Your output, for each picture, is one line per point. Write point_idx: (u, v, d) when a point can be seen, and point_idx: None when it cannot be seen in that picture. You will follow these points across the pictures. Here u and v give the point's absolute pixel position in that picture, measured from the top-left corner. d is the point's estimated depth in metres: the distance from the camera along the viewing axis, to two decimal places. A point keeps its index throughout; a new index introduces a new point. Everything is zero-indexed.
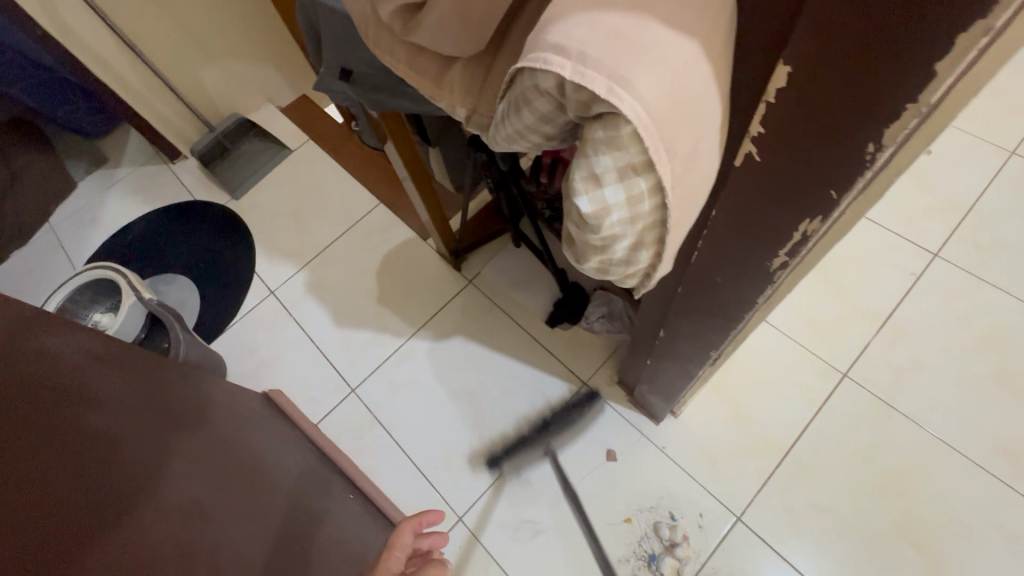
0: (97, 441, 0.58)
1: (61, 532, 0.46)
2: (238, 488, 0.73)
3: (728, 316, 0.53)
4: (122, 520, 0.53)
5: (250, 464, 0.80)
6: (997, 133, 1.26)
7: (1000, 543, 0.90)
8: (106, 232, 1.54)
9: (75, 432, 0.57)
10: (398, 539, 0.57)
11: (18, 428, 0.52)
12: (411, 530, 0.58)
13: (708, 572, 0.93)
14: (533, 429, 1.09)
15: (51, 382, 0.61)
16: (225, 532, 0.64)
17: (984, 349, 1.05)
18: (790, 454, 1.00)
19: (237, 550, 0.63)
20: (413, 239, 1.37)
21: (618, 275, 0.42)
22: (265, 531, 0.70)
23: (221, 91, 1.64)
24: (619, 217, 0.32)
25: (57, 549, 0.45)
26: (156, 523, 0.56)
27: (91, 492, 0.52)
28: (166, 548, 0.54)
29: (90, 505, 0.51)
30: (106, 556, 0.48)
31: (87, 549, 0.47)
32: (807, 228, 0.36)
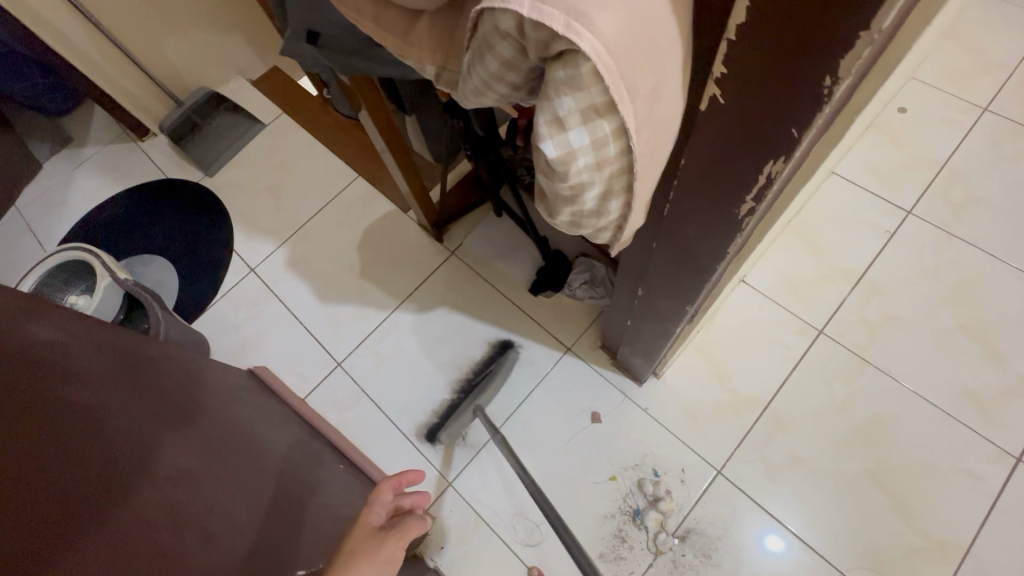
0: (75, 417, 0.57)
1: (66, 508, 0.47)
2: (231, 458, 0.75)
3: (701, 270, 0.54)
4: (123, 493, 0.54)
5: (236, 438, 0.81)
6: (968, 90, 1.28)
7: (966, 484, 0.94)
8: (76, 214, 1.50)
9: (66, 409, 0.57)
10: (377, 497, 0.56)
11: (9, 406, 0.51)
12: (391, 488, 0.57)
13: (690, 523, 0.97)
14: (462, 393, 1.13)
15: (35, 360, 0.61)
16: (220, 500, 0.67)
17: (954, 302, 1.08)
18: (767, 409, 1.03)
19: (230, 518, 0.65)
20: (393, 212, 1.36)
21: (590, 228, 0.43)
22: (258, 498, 0.73)
23: (188, 63, 1.59)
24: (585, 162, 0.33)
25: (65, 524, 0.46)
26: (153, 495, 0.57)
27: (90, 466, 0.53)
28: (164, 520, 0.56)
29: (74, 479, 0.50)
30: (109, 529, 0.49)
31: (91, 523, 0.48)
32: (772, 170, 0.36)
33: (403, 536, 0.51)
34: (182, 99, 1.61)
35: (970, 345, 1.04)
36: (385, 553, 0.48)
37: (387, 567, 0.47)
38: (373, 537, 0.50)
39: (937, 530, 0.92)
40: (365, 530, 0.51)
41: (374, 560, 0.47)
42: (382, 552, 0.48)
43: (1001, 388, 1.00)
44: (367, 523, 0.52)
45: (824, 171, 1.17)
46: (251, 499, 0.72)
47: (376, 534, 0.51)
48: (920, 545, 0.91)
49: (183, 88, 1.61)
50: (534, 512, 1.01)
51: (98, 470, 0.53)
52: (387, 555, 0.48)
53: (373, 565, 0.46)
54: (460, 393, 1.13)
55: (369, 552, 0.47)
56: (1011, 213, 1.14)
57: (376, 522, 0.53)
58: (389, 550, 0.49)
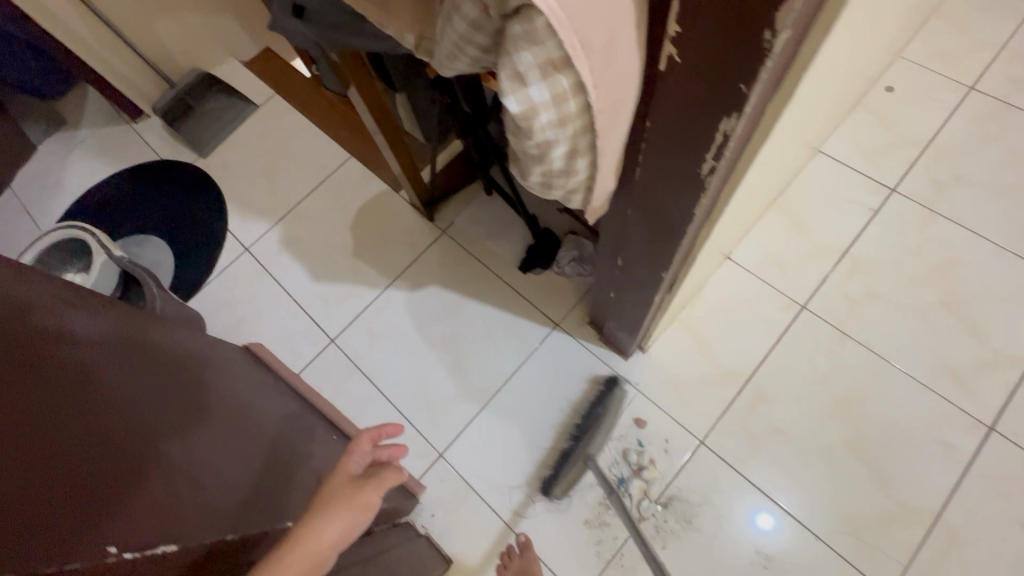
0: (80, 372, 0.59)
1: (94, 464, 0.50)
2: (230, 425, 0.78)
3: (673, 234, 0.55)
4: (141, 453, 0.57)
5: (228, 405, 0.83)
6: (955, 69, 1.28)
7: (940, 452, 0.97)
8: (72, 195, 1.51)
9: (83, 372, 0.59)
10: (356, 446, 0.59)
11: (35, 365, 0.53)
12: (371, 439, 0.59)
13: (673, 491, 1.00)
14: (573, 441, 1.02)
15: (48, 324, 0.62)
16: (223, 462, 0.70)
17: (934, 278, 1.10)
18: (750, 381, 1.06)
19: (229, 478, 0.69)
20: (385, 192, 1.37)
21: (560, 188, 0.45)
22: (253, 462, 0.76)
23: (179, 44, 1.59)
24: (548, 118, 0.35)
25: (93, 479, 0.49)
26: (166, 456, 0.60)
27: (109, 428, 0.55)
28: (176, 480, 0.59)
29: (98, 439, 0.53)
30: (130, 486, 0.52)
31: (114, 480, 0.51)
32: (727, 127, 0.38)
33: (380, 483, 0.55)
34: (174, 80, 1.61)
35: (949, 320, 1.06)
36: (363, 498, 0.53)
37: (363, 512, 0.52)
38: (351, 485, 0.55)
39: (909, 496, 0.95)
40: (343, 478, 0.55)
41: (353, 503, 0.52)
42: (360, 497, 0.53)
43: (978, 360, 1.02)
44: (345, 472, 0.56)
45: (809, 149, 1.18)
46: (244, 458, 0.75)
47: (353, 483, 0.55)
48: (893, 511, 0.94)
49: (175, 69, 1.61)
50: (529, 483, 1.04)
51: (105, 421, 0.55)
52: (364, 501, 0.53)
53: (348, 509, 0.51)
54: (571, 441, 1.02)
55: (346, 498, 0.52)
56: (993, 191, 1.16)
57: (354, 471, 0.57)
58: (366, 495, 0.53)
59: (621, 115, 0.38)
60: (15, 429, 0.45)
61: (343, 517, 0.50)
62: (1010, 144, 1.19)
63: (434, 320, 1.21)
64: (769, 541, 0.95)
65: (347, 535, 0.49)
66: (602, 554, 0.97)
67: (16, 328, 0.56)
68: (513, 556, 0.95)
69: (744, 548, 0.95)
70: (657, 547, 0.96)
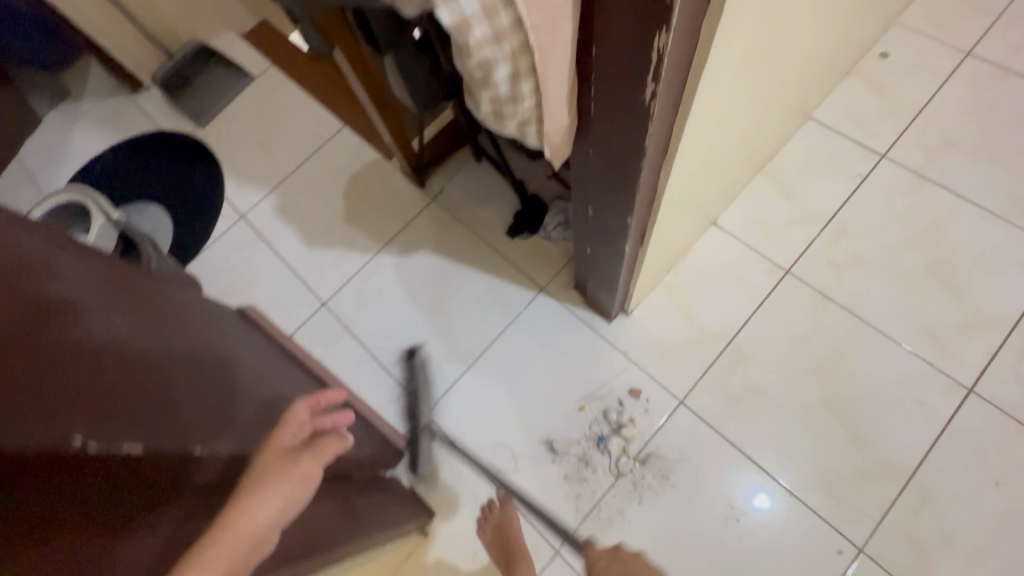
0: (82, 309, 0.61)
1: (97, 386, 0.52)
2: (227, 372, 0.80)
3: (630, 174, 0.57)
4: (142, 381, 0.59)
5: (225, 357, 0.85)
6: (952, 34, 1.26)
7: (916, 412, 0.98)
8: (75, 165, 1.55)
9: (84, 308, 0.61)
10: (292, 417, 0.59)
11: (37, 296, 0.56)
12: (307, 408, 0.60)
13: (651, 449, 1.02)
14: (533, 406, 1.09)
15: (49, 266, 0.65)
16: (224, 401, 0.72)
17: (919, 242, 1.10)
18: (730, 343, 1.07)
19: (230, 413, 0.71)
20: (377, 160, 1.39)
21: (512, 117, 0.47)
22: (251, 405, 0.78)
23: (177, 15, 1.60)
24: (483, 34, 0.37)
25: (97, 398, 0.51)
26: (168, 388, 0.63)
27: (111, 356, 0.58)
28: (180, 407, 0.62)
29: (101, 365, 0.55)
30: (136, 406, 0.55)
31: (119, 400, 0.53)
32: (660, 45, 0.40)
33: (318, 453, 0.56)
34: (173, 52, 1.63)
35: (933, 284, 1.06)
36: (300, 471, 0.54)
37: (302, 485, 0.53)
38: (286, 458, 0.55)
39: (883, 453, 0.96)
40: (276, 452, 0.55)
41: (289, 478, 0.53)
42: (297, 472, 0.54)
43: (959, 324, 1.02)
44: (277, 446, 0.56)
45: (799, 114, 1.17)
46: (247, 402, 0.77)
47: (287, 457, 0.55)
48: (867, 468, 0.95)
49: (174, 40, 1.63)
50: (513, 443, 1.07)
51: (104, 352, 0.57)
52: (302, 473, 0.54)
53: (285, 483, 0.52)
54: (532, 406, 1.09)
55: (281, 472, 0.53)
56: (985, 156, 1.15)
57: (289, 443, 0.57)
58: (303, 469, 0.54)
59: (559, 31, 0.40)
60: (16, 348, 0.46)
61: (281, 492, 0.51)
62: (1004, 110, 1.18)
63: (423, 285, 1.24)
64: (743, 498, 0.96)
65: (286, 511, 0.50)
66: (580, 509, 1.00)
67: (18, 264, 0.58)
68: (494, 509, 0.96)
69: (719, 503, 0.97)
70: (634, 501, 0.99)
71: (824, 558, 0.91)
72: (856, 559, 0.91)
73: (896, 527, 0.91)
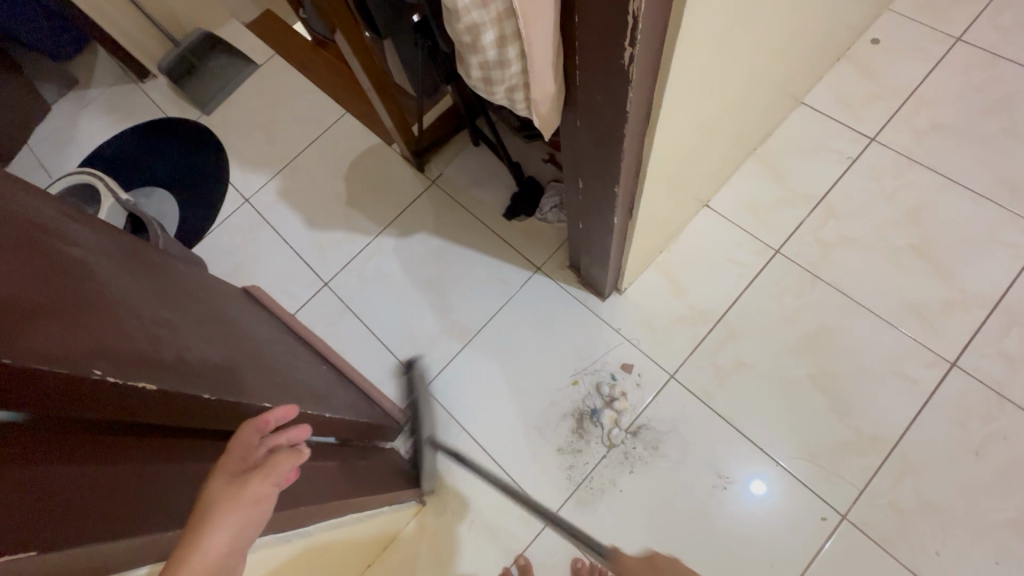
0: (93, 273, 0.63)
1: (122, 330, 0.55)
2: (233, 339, 0.82)
3: (614, 140, 0.60)
4: (160, 334, 0.62)
5: (231, 327, 0.87)
6: (942, 20, 1.29)
7: (900, 384, 1.00)
8: (85, 150, 1.59)
9: (94, 272, 0.63)
10: (239, 440, 0.52)
11: (52, 256, 0.58)
12: (256, 428, 0.53)
13: (642, 421, 1.05)
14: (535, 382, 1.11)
15: (59, 235, 0.67)
16: (237, 359, 0.75)
17: (905, 222, 1.12)
18: (721, 320, 1.10)
19: (246, 369, 0.74)
20: (378, 146, 1.42)
21: (500, 83, 0.51)
22: (262, 365, 0.81)
23: (183, 4, 1.64)
24: None
25: (124, 340, 0.54)
26: (184, 343, 0.65)
27: (126, 312, 0.60)
28: (199, 357, 0.64)
29: (120, 317, 0.57)
30: (159, 351, 0.57)
31: (143, 344, 0.56)
32: (635, 7, 0.42)
33: (269, 472, 0.50)
34: (179, 40, 1.67)
35: (918, 263, 1.08)
36: (249, 496, 0.48)
37: (256, 510, 0.47)
38: (233, 485, 0.48)
39: (866, 425, 0.99)
40: (221, 480, 0.49)
41: (237, 505, 0.47)
42: (245, 498, 0.47)
43: (943, 301, 1.05)
44: (222, 474, 0.49)
45: (790, 99, 1.20)
46: (256, 362, 0.80)
47: (234, 482, 0.49)
48: (852, 440, 0.98)
49: (180, 29, 1.67)
50: (507, 420, 1.10)
51: (120, 308, 0.60)
52: (253, 498, 0.48)
53: (234, 515, 0.46)
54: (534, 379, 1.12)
55: (228, 503, 0.46)
56: (973, 139, 1.17)
57: (235, 469, 0.50)
58: (252, 494, 0.48)
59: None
60: (43, 294, 0.49)
61: (230, 521, 0.45)
62: (992, 93, 1.20)
63: (421, 266, 1.27)
64: (730, 467, 1.00)
65: (238, 545, 0.45)
66: (573, 479, 1.03)
67: (29, 229, 0.60)
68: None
69: (708, 472, 1.00)
70: (625, 471, 1.02)
71: (809, 525, 0.94)
72: (839, 525, 0.93)
73: (879, 494, 0.94)
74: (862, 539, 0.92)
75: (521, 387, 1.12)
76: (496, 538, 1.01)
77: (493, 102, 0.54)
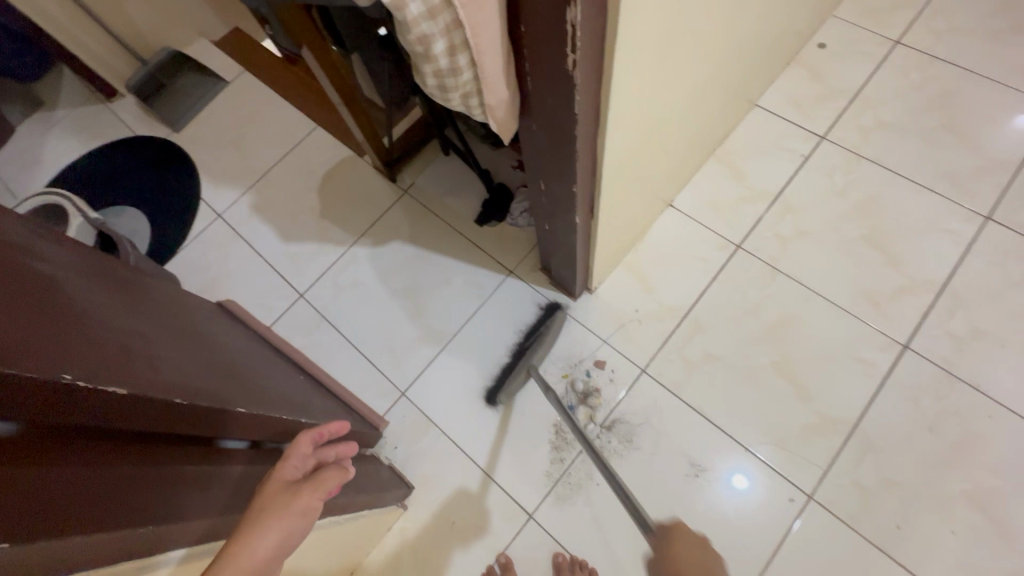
0: (64, 286, 0.64)
1: (93, 339, 0.56)
2: (205, 349, 0.83)
3: (568, 142, 0.63)
4: (129, 343, 0.63)
5: (206, 341, 0.88)
6: (882, 25, 1.37)
7: (857, 367, 1.06)
8: (51, 171, 1.57)
9: (65, 286, 0.65)
10: (295, 451, 0.60)
11: (21, 269, 0.59)
12: (310, 441, 0.61)
13: (616, 414, 1.08)
14: (513, 382, 1.14)
15: (29, 250, 0.68)
16: (209, 368, 0.76)
17: (856, 214, 1.18)
18: (688, 315, 1.14)
19: (218, 376, 0.74)
20: (350, 158, 1.44)
21: (454, 89, 0.54)
22: (235, 374, 0.81)
23: (150, 23, 1.64)
24: (418, 9, 0.45)
25: (96, 345, 0.55)
26: (153, 352, 0.66)
27: (96, 322, 0.61)
28: (170, 365, 0.65)
29: (89, 326, 0.59)
30: (131, 358, 0.59)
31: (116, 351, 0.57)
32: (573, 16, 0.46)
33: (318, 486, 0.57)
34: (146, 59, 1.66)
35: (868, 252, 1.15)
36: (300, 504, 0.54)
37: (303, 518, 0.53)
38: (288, 491, 0.56)
39: (828, 408, 1.03)
40: (278, 486, 0.56)
41: (290, 511, 0.53)
42: (297, 504, 0.54)
43: (894, 287, 1.11)
44: (278, 479, 0.57)
45: (744, 102, 1.26)
46: (233, 373, 0.81)
47: (289, 489, 0.56)
48: (815, 422, 1.03)
49: (146, 48, 1.67)
50: (488, 420, 1.12)
51: (90, 319, 0.61)
52: (303, 506, 0.54)
53: (287, 515, 0.52)
54: (513, 378, 1.14)
55: (282, 506, 0.53)
56: (914, 135, 1.24)
57: (290, 477, 0.58)
58: (304, 501, 0.54)
59: (485, 6, 0.46)
60: (12, 304, 0.50)
61: (282, 526, 0.51)
62: (929, 92, 1.28)
63: (397, 274, 1.29)
64: (703, 456, 1.03)
65: (283, 547, 0.50)
66: (551, 475, 1.05)
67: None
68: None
69: (681, 463, 1.03)
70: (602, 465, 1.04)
71: (777, 508, 0.98)
72: (806, 506, 0.97)
73: (841, 474, 0.98)
74: (829, 518, 0.96)
75: (499, 387, 1.14)
76: (480, 538, 1.03)
77: (450, 108, 0.57)
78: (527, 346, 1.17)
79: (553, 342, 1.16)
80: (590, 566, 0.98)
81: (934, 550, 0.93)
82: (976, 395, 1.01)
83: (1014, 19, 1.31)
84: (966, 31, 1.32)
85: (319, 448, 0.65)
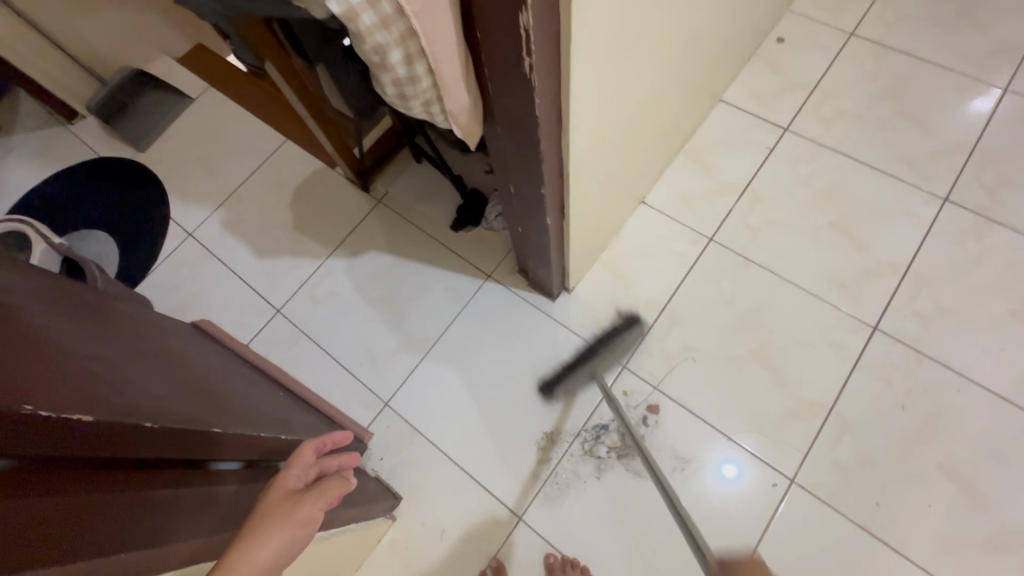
0: (26, 316, 0.63)
1: (56, 365, 0.55)
2: (178, 370, 0.81)
3: (533, 144, 0.64)
4: (96, 369, 0.61)
5: (181, 364, 0.85)
6: (836, 17, 1.41)
7: (831, 351, 1.08)
8: (12, 197, 1.52)
9: (25, 314, 0.63)
10: (297, 459, 0.60)
11: None
12: (312, 450, 0.62)
13: (601, 412, 1.09)
14: (497, 386, 1.14)
15: None
16: (181, 389, 0.74)
17: (822, 202, 1.21)
18: (666, 308, 1.16)
19: (191, 397, 0.72)
20: (321, 170, 1.43)
21: (415, 97, 0.54)
22: (211, 394, 0.80)
23: (109, 43, 1.61)
24: (371, 20, 0.45)
25: (61, 372, 0.54)
26: (121, 376, 0.64)
27: (58, 349, 0.59)
28: (139, 389, 0.64)
29: (52, 353, 0.57)
30: (98, 383, 0.57)
31: (82, 377, 0.56)
32: (525, 21, 0.47)
33: (319, 496, 0.57)
34: (107, 79, 1.63)
35: (836, 238, 1.18)
36: (301, 514, 0.54)
37: (303, 527, 0.53)
38: (289, 499, 0.56)
39: (805, 393, 1.06)
40: (280, 495, 0.56)
41: (291, 519, 0.53)
42: (299, 513, 0.54)
43: (862, 271, 1.14)
44: (282, 488, 0.57)
45: (708, 98, 1.29)
46: (208, 394, 0.78)
47: (291, 498, 0.56)
48: (793, 407, 1.05)
49: (106, 68, 1.63)
50: (473, 426, 1.11)
51: (52, 346, 0.59)
52: (303, 516, 0.54)
53: (287, 524, 0.52)
54: (497, 381, 1.14)
55: (283, 514, 0.53)
56: (872, 122, 1.28)
57: (293, 486, 0.58)
58: (304, 511, 0.54)
59: (437, 15, 0.47)
60: None
61: (284, 533, 0.51)
62: (884, 80, 1.32)
63: (375, 284, 1.28)
64: (689, 448, 1.04)
65: (284, 556, 0.49)
66: (539, 476, 1.06)
67: None
68: None
69: (665, 456, 1.04)
70: (589, 464, 1.05)
71: (762, 493, 1.00)
72: (789, 489, 0.99)
73: (821, 455, 1.01)
74: (811, 499, 0.98)
75: (483, 391, 1.14)
76: (470, 543, 1.03)
77: (412, 117, 0.58)
78: (509, 349, 1.17)
79: (534, 344, 1.17)
80: (581, 564, 0.98)
81: (913, 525, 0.95)
82: (944, 370, 1.04)
83: (960, 8, 1.36)
84: (916, 21, 1.37)
85: (322, 457, 0.65)
